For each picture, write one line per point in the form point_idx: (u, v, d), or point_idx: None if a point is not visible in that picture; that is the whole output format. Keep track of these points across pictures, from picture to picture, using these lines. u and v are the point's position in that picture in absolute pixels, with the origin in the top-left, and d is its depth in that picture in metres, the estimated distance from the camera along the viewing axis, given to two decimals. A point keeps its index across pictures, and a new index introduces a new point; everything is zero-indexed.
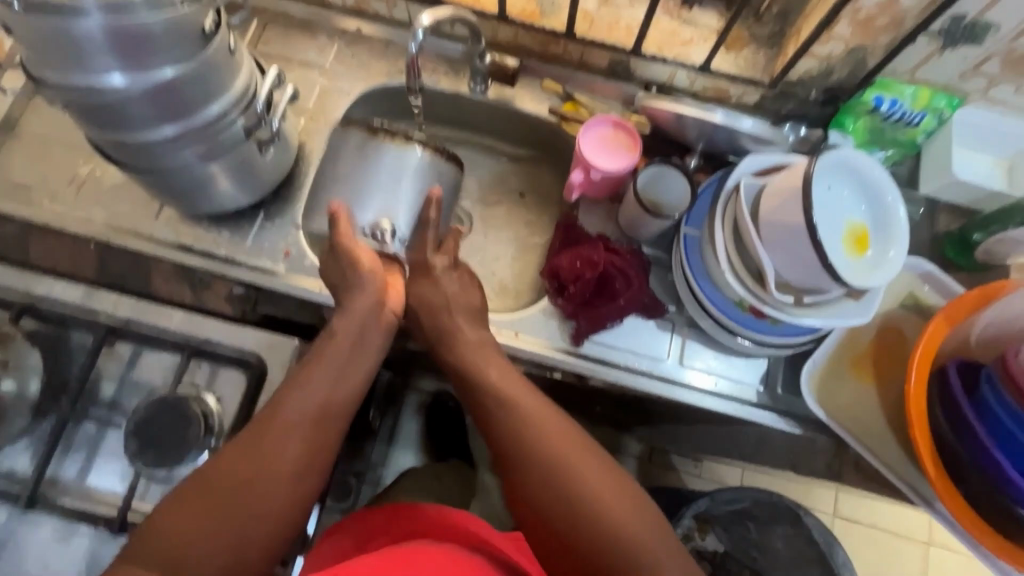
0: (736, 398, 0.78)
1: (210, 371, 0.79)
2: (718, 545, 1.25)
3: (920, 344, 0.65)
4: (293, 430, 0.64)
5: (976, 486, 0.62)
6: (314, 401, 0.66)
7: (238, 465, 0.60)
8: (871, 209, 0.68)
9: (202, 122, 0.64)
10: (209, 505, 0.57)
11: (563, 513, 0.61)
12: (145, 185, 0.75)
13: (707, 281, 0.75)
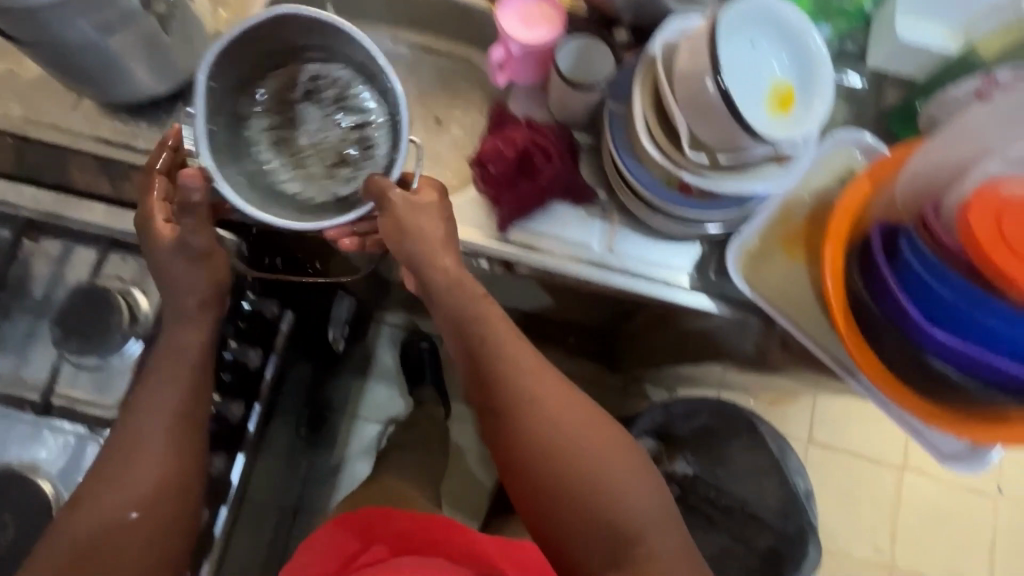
0: (667, 281, 0.76)
1: (134, 265, 0.78)
2: (687, 469, 1.22)
3: (837, 209, 0.67)
4: (160, 405, 0.64)
5: (890, 341, 0.64)
6: (172, 368, 0.65)
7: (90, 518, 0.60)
8: (795, 65, 0.64)
9: None
10: (103, 497, 0.60)
11: (564, 487, 0.64)
12: (50, 71, 0.73)
13: (632, 157, 0.72)
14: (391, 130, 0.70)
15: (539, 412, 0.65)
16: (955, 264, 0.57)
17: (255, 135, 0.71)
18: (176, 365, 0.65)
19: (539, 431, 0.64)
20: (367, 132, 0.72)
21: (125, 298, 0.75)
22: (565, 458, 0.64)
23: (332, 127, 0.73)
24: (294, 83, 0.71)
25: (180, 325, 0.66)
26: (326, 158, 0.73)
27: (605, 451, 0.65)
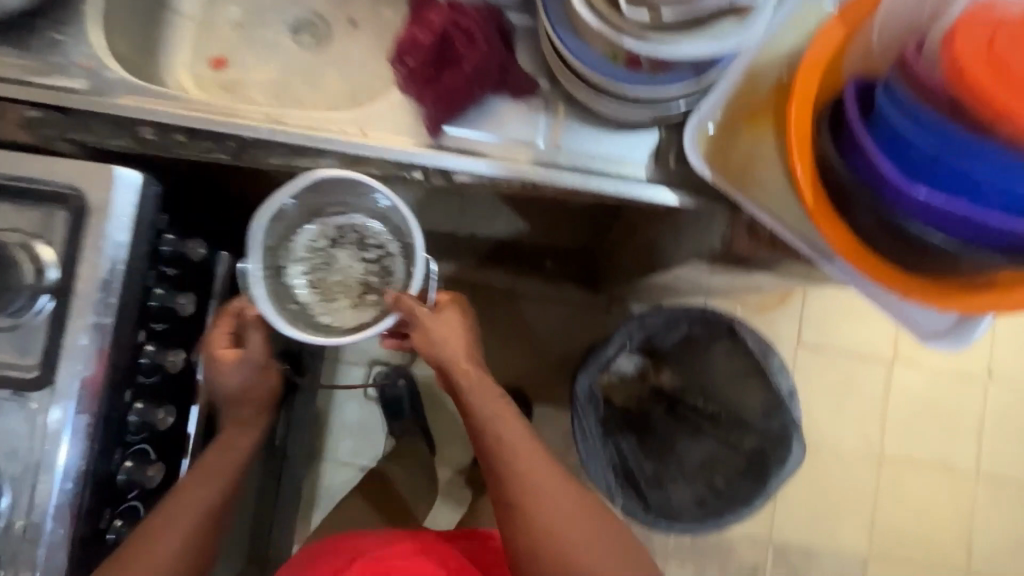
0: (619, 176, 0.68)
1: (31, 215, 0.69)
2: (675, 382, 1.28)
3: (805, 61, 0.58)
4: (201, 489, 0.71)
5: (866, 209, 0.57)
6: (227, 450, 0.76)
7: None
8: None
9: None
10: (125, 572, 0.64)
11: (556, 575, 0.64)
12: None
13: (569, 31, 0.62)
14: (402, 250, 0.72)
15: (543, 501, 0.66)
16: (931, 103, 0.50)
17: (296, 253, 0.72)
18: (226, 463, 0.75)
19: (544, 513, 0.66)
20: (388, 264, 0.73)
21: (26, 252, 0.67)
22: (565, 542, 0.65)
23: (356, 266, 0.74)
24: (324, 234, 0.74)
25: (216, 469, 0.74)
26: (352, 292, 0.73)
27: (593, 542, 0.66)
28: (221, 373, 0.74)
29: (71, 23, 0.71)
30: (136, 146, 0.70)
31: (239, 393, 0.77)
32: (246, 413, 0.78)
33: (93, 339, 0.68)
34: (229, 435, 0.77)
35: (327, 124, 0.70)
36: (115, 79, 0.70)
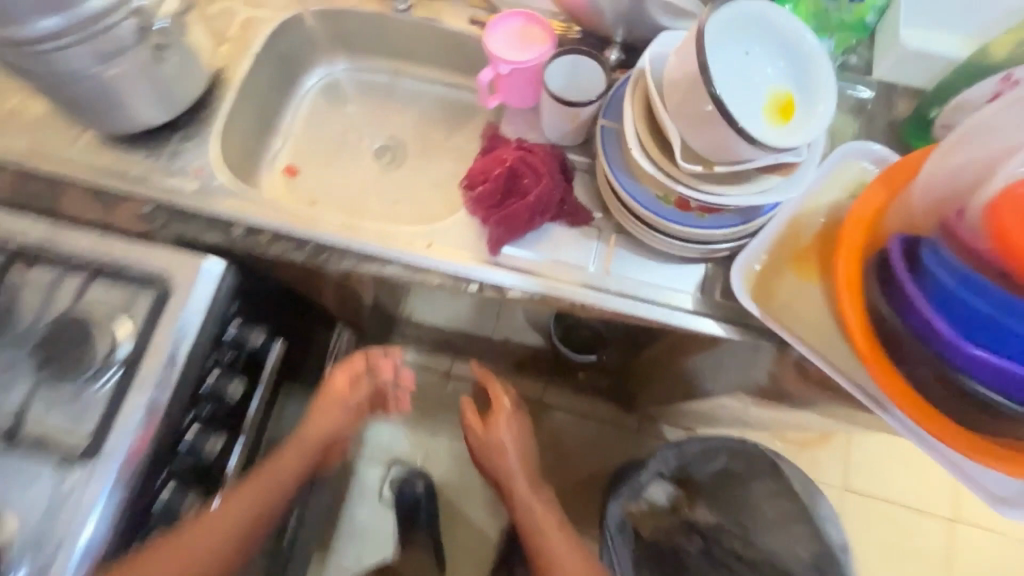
0: (664, 303, 0.71)
1: (118, 292, 0.76)
2: (710, 518, 1.14)
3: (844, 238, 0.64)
4: (293, 456, 0.85)
5: (924, 374, 0.58)
6: (295, 456, 0.85)
7: (241, 503, 0.77)
8: (791, 72, 0.61)
9: (85, 17, 0.63)
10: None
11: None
12: (51, 100, 0.74)
13: (626, 171, 0.69)
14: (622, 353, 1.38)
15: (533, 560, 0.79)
16: (968, 260, 0.52)
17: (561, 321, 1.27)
18: (286, 468, 0.83)
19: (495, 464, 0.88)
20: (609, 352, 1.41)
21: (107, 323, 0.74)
22: (541, 552, 0.79)
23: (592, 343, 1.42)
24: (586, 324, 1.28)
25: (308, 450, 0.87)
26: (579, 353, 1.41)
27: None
28: (324, 417, 0.91)
29: (198, 136, 0.82)
30: (225, 242, 0.77)
31: (325, 438, 0.90)
32: (305, 458, 0.86)
33: (145, 420, 0.71)
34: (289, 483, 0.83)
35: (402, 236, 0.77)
36: (222, 184, 0.80)
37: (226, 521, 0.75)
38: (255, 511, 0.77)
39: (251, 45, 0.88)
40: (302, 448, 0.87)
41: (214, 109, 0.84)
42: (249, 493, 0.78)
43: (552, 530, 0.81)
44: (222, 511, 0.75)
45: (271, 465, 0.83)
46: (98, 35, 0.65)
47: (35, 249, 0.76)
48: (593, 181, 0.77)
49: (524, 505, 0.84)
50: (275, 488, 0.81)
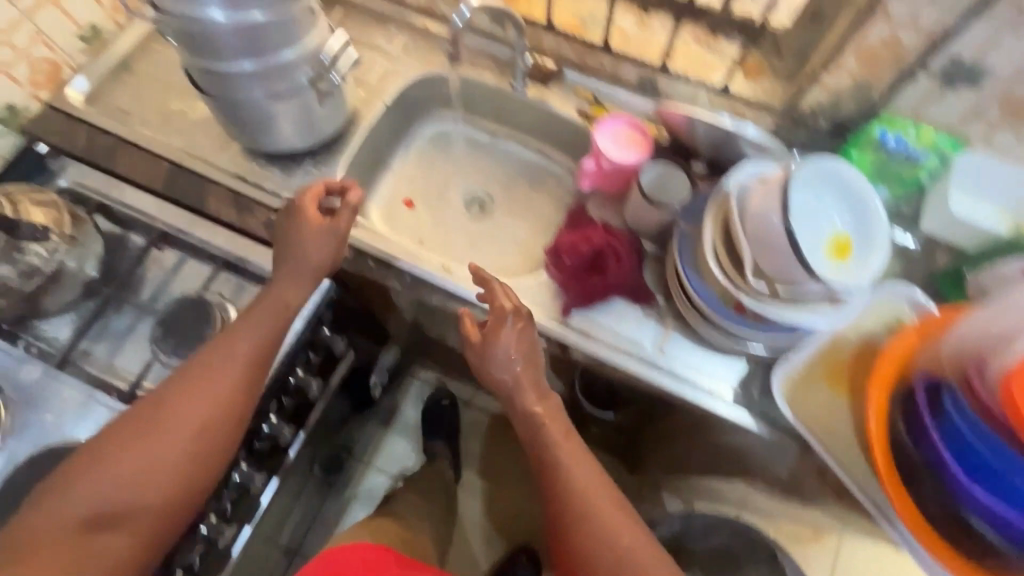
0: (708, 389, 0.81)
1: (235, 285, 0.87)
2: None
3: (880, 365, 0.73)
4: (235, 360, 0.68)
5: (925, 494, 0.69)
6: (258, 321, 0.71)
7: (182, 398, 0.65)
8: (855, 220, 0.72)
9: (276, 63, 0.77)
10: (127, 463, 0.60)
11: (592, 519, 0.71)
12: (221, 116, 0.88)
13: (695, 271, 0.80)
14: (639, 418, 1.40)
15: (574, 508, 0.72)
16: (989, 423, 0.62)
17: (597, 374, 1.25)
18: (247, 339, 0.70)
19: (493, 372, 0.79)
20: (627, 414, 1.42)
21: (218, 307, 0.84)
22: (566, 467, 0.74)
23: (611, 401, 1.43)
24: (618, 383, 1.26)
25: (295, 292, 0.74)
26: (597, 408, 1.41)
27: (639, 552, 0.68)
28: (310, 247, 0.75)
29: (326, 165, 0.95)
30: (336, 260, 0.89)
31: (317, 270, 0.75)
32: (271, 312, 0.72)
33: None
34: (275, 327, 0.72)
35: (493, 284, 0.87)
36: None
37: (196, 388, 0.65)
38: (213, 371, 0.67)
39: (384, 93, 1.03)
40: (283, 240, 0.76)
41: (345, 144, 0.97)
42: (196, 374, 0.66)
43: (560, 437, 0.77)
44: (193, 376, 0.66)
45: (213, 358, 0.68)
46: (275, 76, 0.78)
47: (176, 235, 0.88)
48: (661, 269, 0.88)
49: (528, 413, 0.78)
50: (215, 395, 0.66)
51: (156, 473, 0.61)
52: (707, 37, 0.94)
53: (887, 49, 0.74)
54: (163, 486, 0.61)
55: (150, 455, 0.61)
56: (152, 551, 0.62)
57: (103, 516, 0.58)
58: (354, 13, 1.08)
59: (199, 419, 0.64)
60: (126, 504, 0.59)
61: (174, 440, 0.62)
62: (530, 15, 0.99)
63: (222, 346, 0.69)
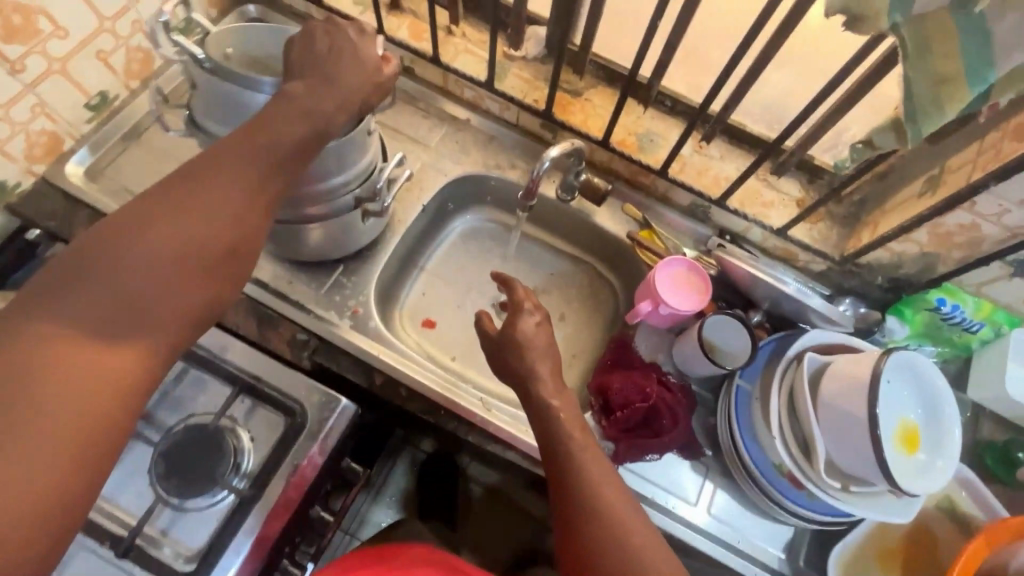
0: (756, 561, 0.77)
1: (249, 408, 0.79)
2: None
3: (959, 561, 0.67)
4: (226, 192, 0.51)
5: None
6: (221, 198, 0.51)
7: (176, 217, 0.49)
8: (927, 414, 0.69)
9: (323, 189, 0.72)
10: (111, 291, 0.45)
11: (592, 503, 0.61)
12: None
13: (752, 438, 0.77)
14: None
15: (583, 521, 0.60)
16: None
17: None
18: (210, 211, 0.50)
19: (512, 364, 0.72)
20: None
21: (232, 439, 0.76)
22: (570, 454, 0.64)
23: None
24: None
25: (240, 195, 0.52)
26: None
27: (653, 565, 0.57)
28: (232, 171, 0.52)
29: (358, 274, 0.88)
30: (365, 387, 0.81)
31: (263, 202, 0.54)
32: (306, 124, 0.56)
33: (248, 552, 0.72)
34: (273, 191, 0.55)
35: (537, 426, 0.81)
36: (373, 328, 0.84)
37: (195, 190, 0.51)
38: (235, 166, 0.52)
39: (422, 191, 0.96)
40: (304, 59, 0.58)
41: (378, 250, 0.91)
42: (254, 129, 0.54)
43: (576, 429, 0.67)
44: (204, 181, 0.51)
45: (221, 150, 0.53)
46: (321, 197, 0.74)
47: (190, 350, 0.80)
48: (709, 418, 0.84)
49: (547, 407, 0.68)
50: (232, 204, 0.51)
51: (172, 246, 0.48)
52: (767, 173, 0.91)
53: (963, 233, 0.72)
54: (158, 290, 0.47)
55: (147, 285, 0.47)
56: (147, 385, 0.47)
57: (92, 328, 0.44)
58: (394, 97, 1.02)
59: (230, 196, 0.52)
60: (115, 315, 0.45)
61: (184, 232, 0.49)
62: (584, 126, 0.95)
63: (171, 222, 0.49)
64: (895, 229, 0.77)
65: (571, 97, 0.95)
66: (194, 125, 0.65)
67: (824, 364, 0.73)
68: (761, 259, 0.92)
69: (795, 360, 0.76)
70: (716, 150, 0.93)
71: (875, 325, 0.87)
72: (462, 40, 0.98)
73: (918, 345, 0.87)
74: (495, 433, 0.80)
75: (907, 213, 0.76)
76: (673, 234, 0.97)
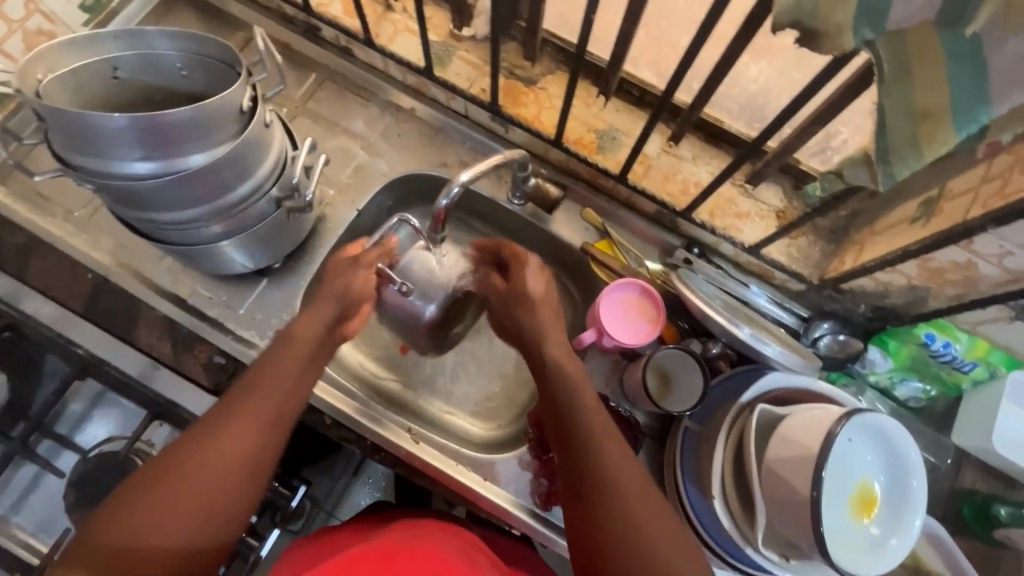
0: None
1: (167, 433, 0.78)
2: None
3: None
4: (219, 450, 0.56)
5: None
6: (222, 460, 0.55)
7: (199, 468, 0.54)
8: (889, 481, 0.61)
9: (233, 201, 0.65)
10: (178, 482, 0.53)
11: (614, 480, 0.56)
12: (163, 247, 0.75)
13: (696, 487, 0.70)
14: None
15: (611, 509, 0.55)
16: None
17: None
18: (202, 463, 0.54)
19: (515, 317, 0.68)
20: None
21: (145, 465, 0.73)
22: (586, 421, 0.60)
23: None
24: None
25: (217, 445, 0.56)
26: None
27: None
28: (230, 430, 0.57)
29: (282, 286, 0.83)
30: None
31: (271, 415, 0.59)
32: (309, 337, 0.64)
33: None
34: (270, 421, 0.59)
35: (468, 461, 0.77)
36: None
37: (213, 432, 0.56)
38: (284, 398, 0.61)
39: (360, 193, 0.87)
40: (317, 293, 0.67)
41: (309, 261, 0.84)
42: (260, 376, 0.61)
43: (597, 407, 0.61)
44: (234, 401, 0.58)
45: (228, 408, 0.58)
46: (240, 211, 0.67)
47: (102, 367, 0.76)
48: (657, 453, 0.78)
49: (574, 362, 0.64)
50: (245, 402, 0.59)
51: (194, 503, 0.53)
52: (743, 179, 0.79)
53: (958, 270, 0.61)
54: (207, 477, 0.54)
55: (163, 516, 0.52)
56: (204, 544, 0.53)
57: (121, 525, 0.50)
58: (331, 82, 0.91)
59: (231, 445, 0.56)
60: (160, 498, 0.52)
61: (206, 475, 0.54)
62: (537, 120, 0.83)
63: (223, 444, 0.56)
64: (878, 260, 0.66)
65: (523, 86, 0.84)
66: (64, 161, 0.57)
67: (779, 417, 0.65)
68: (732, 278, 0.82)
69: (748, 409, 0.68)
70: (688, 150, 0.81)
71: (854, 359, 0.78)
72: (402, 16, 0.86)
73: (903, 378, 0.78)
74: (422, 467, 0.76)
75: (895, 243, 0.64)
76: (639, 246, 0.86)
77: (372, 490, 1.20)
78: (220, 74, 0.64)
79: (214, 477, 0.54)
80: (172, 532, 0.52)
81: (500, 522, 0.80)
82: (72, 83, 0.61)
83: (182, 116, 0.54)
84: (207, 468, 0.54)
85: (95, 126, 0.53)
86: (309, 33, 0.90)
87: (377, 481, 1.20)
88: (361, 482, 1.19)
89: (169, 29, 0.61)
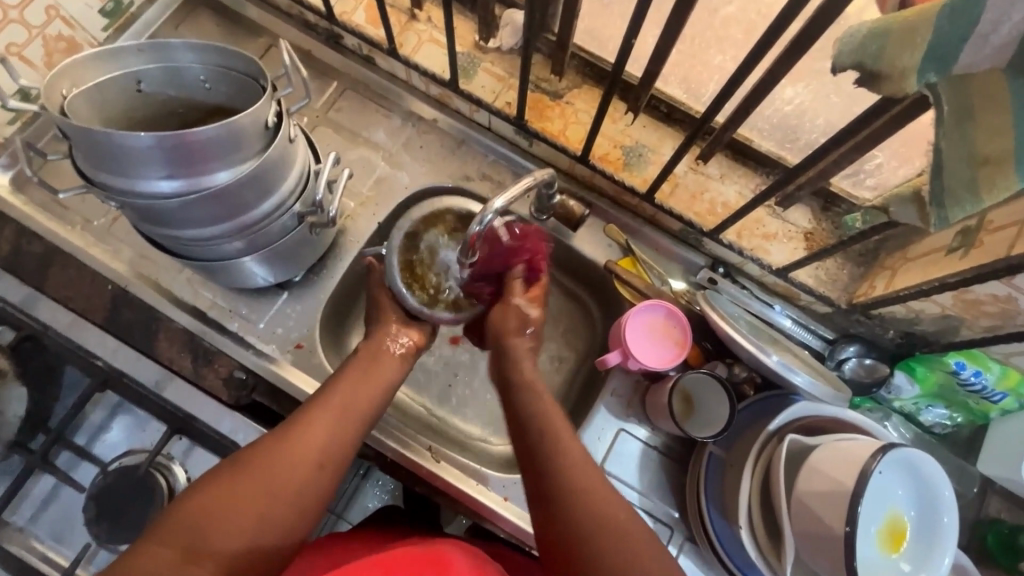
0: None
1: (187, 447, 0.77)
2: None
3: None
4: (298, 449, 0.60)
5: None
6: (297, 455, 0.60)
7: (277, 462, 0.59)
8: (919, 516, 0.61)
9: (258, 216, 0.64)
10: (257, 477, 0.58)
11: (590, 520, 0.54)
12: (183, 262, 0.74)
13: (720, 513, 0.70)
14: None
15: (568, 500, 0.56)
16: None
17: None
18: (285, 460, 0.59)
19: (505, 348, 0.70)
20: None
21: (164, 479, 0.73)
22: (560, 462, 0.58)
23: None
24: None
25: (301, 444, 0.61)
26: None
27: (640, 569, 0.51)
28: (308, 431, 0.62)
29: (301, 300, 0.82)
30: None
31: (343, 419, 0.65)
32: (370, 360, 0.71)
33: None
34: (341, 429, 0.64)
35: (488, 480, 0.76)
36: (317, 366, 0.80)
37: (292, 433, 0.61)
38: (349, 404, 0.66)
39: (381, 205, 0.86)
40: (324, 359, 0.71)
41: (328, 274, 0.83)
42: (336, 393, 0.67)
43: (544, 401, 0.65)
44: (308, 410, 0.64)
45: (305, 416, 0.63)
46: (261, 228, 0.66)
47: (123, 380, 0.74)
48: (679, 476, 0.77)
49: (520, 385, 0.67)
50: (321, 409, 0.64)
51: (276, 495, 0.57)
52: (774, 201, 0.78)
53: (995, 303, 0.60)
54: (287, 475, 0.59)
55: (246, 512, 0.55)
56: (281, 539, 0.57)
57: (209, 518, 0.54)
58: (353, 91, 0.90)
59: (312, 448, 0.61)
60: (241, 491, 0.56)
61: (286, 468, 0.59)
62: (562, 136, 0.82)
63: (302, 441, 0.61)
64: (912, 289, 0.65)
65: (549, 100, 0.82)
66: (90, 179, 0.56)
67: (807, 446, 0.64)
68: (756, 298, 0.80)
69: (775, 437, 0.67)
70: (716, 169, 0.80)
71: (881, 383, 0.77)
72: (427, 26, 0.86)
73: (929, 405, 0.77)
74: (442, 486, 0.76)
75: (931, 273, 0.63)
76: (662, 263, 0.85)
77: (380, 493, 1.16)
78: (245, 86, 0.63)
79: (290, 475, 0.59)
80: (251, 523, 0.55)
81: (519, 543, 0.80)
82: (96, 98, 0.60)
83: (210, 134, 0.53)
84: (287, 465, 0.59)
85: (127, 146, 0.51)
86: (330, 41, 0.88)
87: (386, 484, 1.17)
88: (370, 484, 1.17)
89: (194, 42, 0.60)
